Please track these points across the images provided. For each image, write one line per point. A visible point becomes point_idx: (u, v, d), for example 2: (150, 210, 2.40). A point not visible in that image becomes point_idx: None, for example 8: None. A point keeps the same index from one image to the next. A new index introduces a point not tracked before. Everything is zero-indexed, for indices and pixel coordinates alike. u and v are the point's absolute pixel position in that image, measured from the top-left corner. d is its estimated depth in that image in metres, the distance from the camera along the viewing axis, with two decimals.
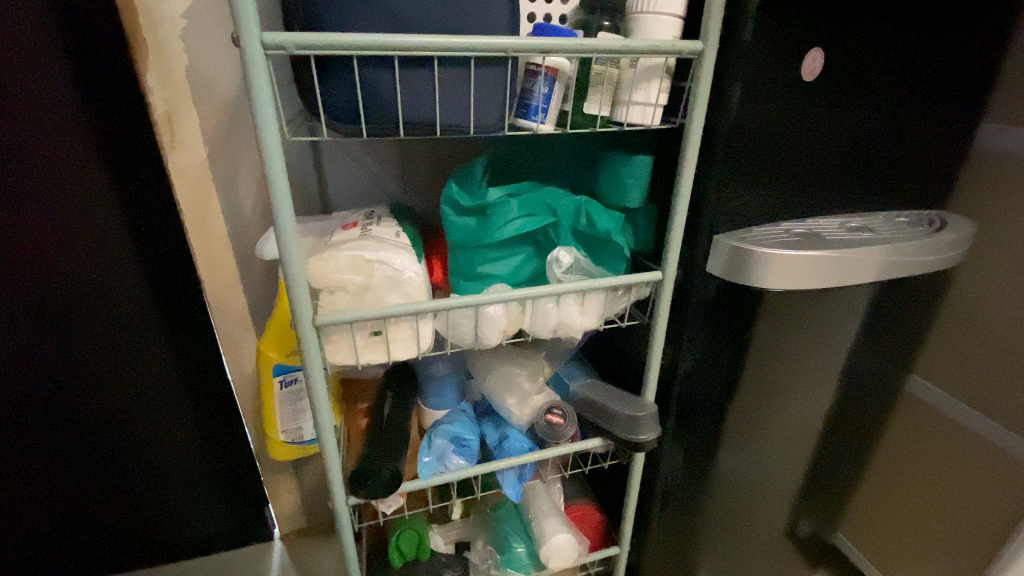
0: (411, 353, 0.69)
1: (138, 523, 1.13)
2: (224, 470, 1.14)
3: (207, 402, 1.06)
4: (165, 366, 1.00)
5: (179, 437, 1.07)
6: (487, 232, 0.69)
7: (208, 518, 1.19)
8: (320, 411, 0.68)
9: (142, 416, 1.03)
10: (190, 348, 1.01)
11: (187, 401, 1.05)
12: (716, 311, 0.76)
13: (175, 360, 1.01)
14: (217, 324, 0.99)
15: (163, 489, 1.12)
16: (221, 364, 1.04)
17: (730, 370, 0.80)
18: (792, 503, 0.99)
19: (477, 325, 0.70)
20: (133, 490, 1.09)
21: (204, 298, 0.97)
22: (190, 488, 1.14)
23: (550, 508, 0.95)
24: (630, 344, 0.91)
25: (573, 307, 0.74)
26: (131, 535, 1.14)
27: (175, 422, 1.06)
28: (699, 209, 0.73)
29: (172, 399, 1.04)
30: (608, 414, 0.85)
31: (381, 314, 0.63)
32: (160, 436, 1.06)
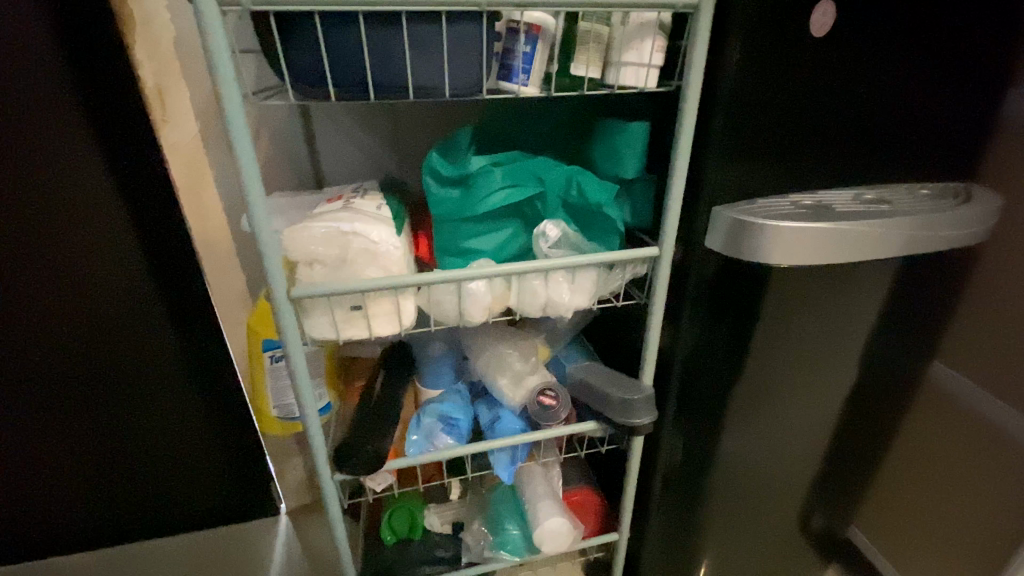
0: (392, 330, 0.68)
1: (150, 494, 1.17)
2: (229, 444, 1.16)
3: (209, 378, 1.07)
4: (168, 342, 1.02)
5: (184, 412, 1.09)
6: (470, 204, 0.66)
7: (216, 492, 1.22)
8: (299, 387, 0.67)
9: (148, 391, 1.05)
10: (190, 325, 1.02)
11: (190, 378, 1.06)
12: (716, 290, 0.72)
13: (176, 336, 1.02)
14: (217, 301, 1.00)
15: (172, 463, 1.14)
16: (222, 340, 1.05)
17: (732, 352, 0.75)
18: (801, 495, 0.94)
19: (460, 301, 0.67)
20: (143, 463, 1.12)
21: (203, 275, 0.98)
22: (198, 463, 1.16)
23: (545, 492, 0.92)
24: (630, 324, 0.88)
25: (562, 284, 0.71)
26: (143, 506, 1.18)
27: (180, 397, 1.08)
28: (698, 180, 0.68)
29: (175, 374, 1.05)
30: (603, 397, 0.82)
31: (357, 289, 0.61)
32: (166, 411, 1.08)
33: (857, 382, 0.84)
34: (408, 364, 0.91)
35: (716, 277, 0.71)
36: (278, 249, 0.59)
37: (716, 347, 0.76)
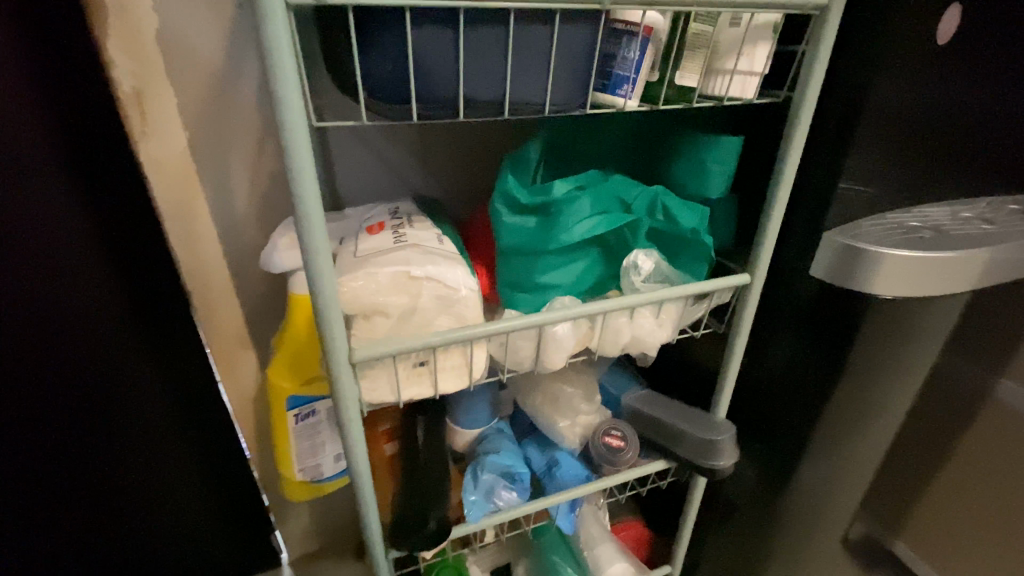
0: (462, 384, 0.58)
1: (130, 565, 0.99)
2: (224, 497, 1.01)
3: (201, 427, 0.92)
4: (153, 391, 0.86)
5: (171, 468, 0.94)
6: (553, 235, 0.56)
7: (210, 550, 1.06)
8: (355, 456, 0.57)
9: (127, 449, 0.88)
10: (182, 370, 0.87)
11: (182, 428, 0.91)
12: (813, 319, 0.67)
13: (164, 383, 0.86)
14: (213, 341, 0.85)
15: (157, 527, 0.98)
16: (217, 384, 0.90)
17: (823, 386, 0.69)
18: (860, 515, 0.90)
19: (541, 348, 0.58)
20: (120, 532, 0.95)
21: (194, 312, 0.83)
22: (188, 521, 1.01)
23: (600, 532, 0.86)
24: (695, 351, 0.81)
25: (647, 319, 0.62)
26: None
27: (168, 452, 0.92)
28: (805, 200, 0.63)
29: (160, 426, 0.89)
30: (674, 435, 0.75)
31: (433, 345, 0.51)
32: (150, 470, 0.92)
33: (926, 403, 0.81)
34: (447, 406, 0.80)
35: (814, 306, 0.66)
36: (338, 303, 0.47)
37: (804, 379, 0.70)
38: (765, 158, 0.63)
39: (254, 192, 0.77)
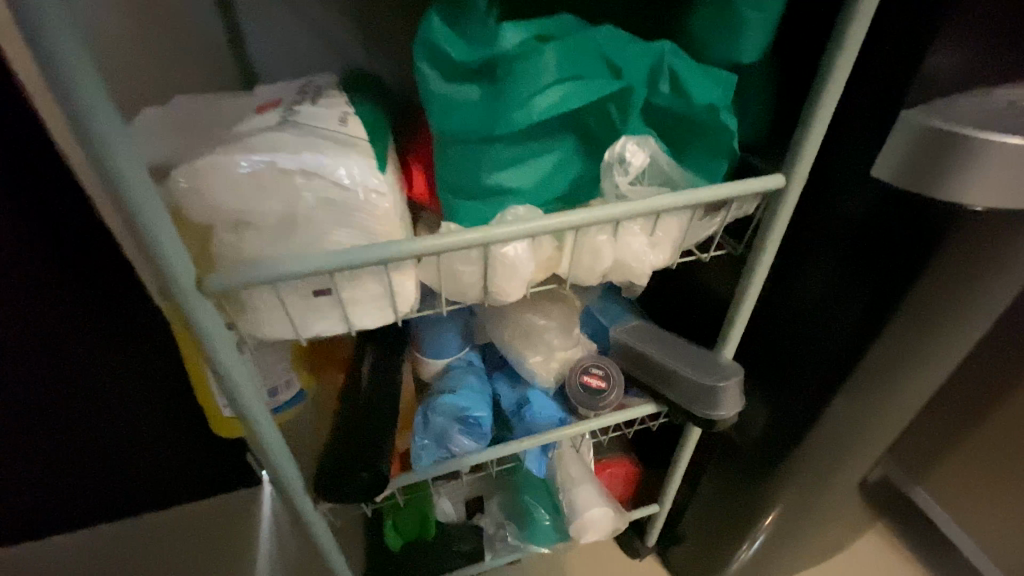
0: (383, 320, 0.44)
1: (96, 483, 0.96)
2: (177, 429, 0.93)
3: (137, 354, 0.82)
4: (74, 313, 0.75)
5: (114, 397, 0.85)
6: (502, 112, 0.38)
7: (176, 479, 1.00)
8: (250, 407, 0.45)
9: (60, 373, 0.80)
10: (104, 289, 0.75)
11: (118, 356, 0.81)
12: (866, 235, 0.51)
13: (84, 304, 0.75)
14: (135, 256, 0.73)
15: (112, 453, 0.92)
16: (151, 303, 0.79)
17: (868, 323, 0.54)
18: (886, 467, 0.78)
19: (487, 273, 0.43)
20: (72, 453, 0.89)
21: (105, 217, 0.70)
22: (147, 451, 0.94)
23: (579, 474, 0.75)
24: (705, 278, 0.65)
25: (638, 237, 0.47)
26: (89, 497, 0.97)
27: (107, 379, 0.83)
28: (876, 66, 0.45)
29: (87, 351, 0.79)
30: (668, 376, 0.63)
31: (321, 271, 0.37)
32: (87, 398, 0.83)
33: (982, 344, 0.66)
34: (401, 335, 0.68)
35: (865, 215, 0.50)
36: (163, 212, 0.33)
37: (841, 314, 0.55)
38: (829, 2, 0.43)
39: (142, 67, 0.59)
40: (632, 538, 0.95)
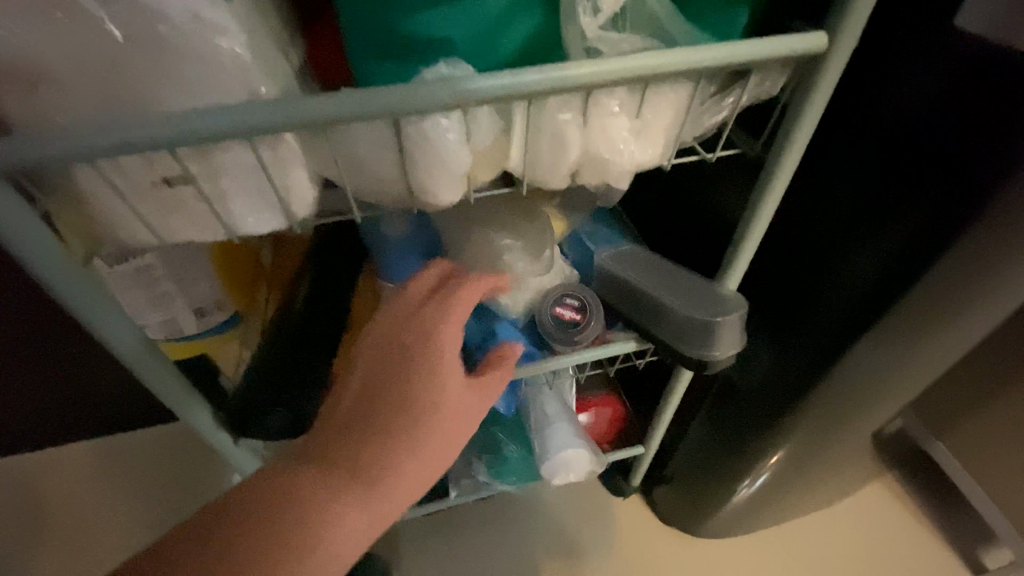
0: (273, 225, 0.34)
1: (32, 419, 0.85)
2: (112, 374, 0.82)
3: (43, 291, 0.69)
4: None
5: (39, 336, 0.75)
6: None
7: (123, 415, 0.89)
8: (100, 325, 0.37)
9: None
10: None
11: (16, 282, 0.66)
12: (932, 134, 0.38)
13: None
14: None
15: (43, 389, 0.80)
16: None
17: (910, 251, 0.42)
18: (902, 414, 0.70)
19: (405, 163, 0.32)
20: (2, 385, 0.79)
21: None
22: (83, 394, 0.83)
23: (555, 412, 0.67)
24: (716, 192, 0.52)
25: (621, 121, 0.34)
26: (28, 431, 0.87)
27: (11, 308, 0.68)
28: None
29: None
30: (654, 312, 0.52)
31: (154, 143, 0.27)
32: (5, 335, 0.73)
33: None
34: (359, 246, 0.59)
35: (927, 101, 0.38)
36: None
37: (874, 241, 0.44)
38: None
39: None
40: (617, 477, 0.87)
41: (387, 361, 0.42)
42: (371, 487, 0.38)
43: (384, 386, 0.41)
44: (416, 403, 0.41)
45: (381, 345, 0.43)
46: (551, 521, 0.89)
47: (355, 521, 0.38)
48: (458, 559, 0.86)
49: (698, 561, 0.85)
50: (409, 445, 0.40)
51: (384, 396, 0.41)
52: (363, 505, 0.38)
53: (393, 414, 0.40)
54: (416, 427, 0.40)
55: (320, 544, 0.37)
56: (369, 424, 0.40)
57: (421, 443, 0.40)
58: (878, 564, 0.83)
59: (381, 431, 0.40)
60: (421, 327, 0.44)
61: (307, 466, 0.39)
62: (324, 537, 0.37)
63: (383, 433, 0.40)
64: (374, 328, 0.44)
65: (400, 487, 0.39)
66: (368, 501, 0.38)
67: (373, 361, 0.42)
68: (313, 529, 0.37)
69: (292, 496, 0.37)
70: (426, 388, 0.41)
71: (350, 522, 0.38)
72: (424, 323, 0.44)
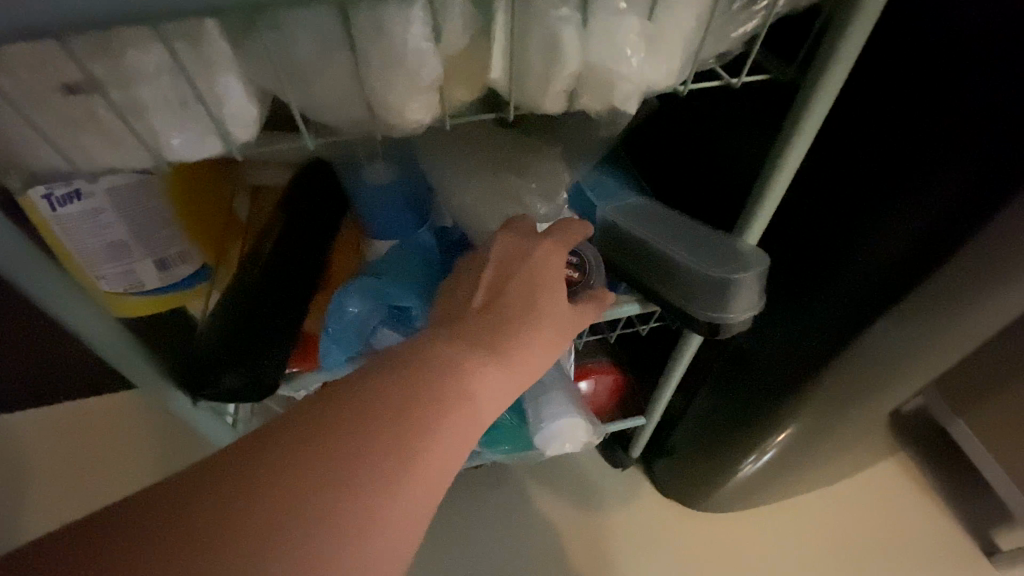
0: (208, 145, 0.29)
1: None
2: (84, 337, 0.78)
3: None
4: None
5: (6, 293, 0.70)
6: None
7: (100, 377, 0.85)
8: (9, 260, 0.34)
9: None
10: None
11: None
12: (980, 90, 0.34)
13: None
14: None
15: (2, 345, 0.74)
16: None
17: (958, 203, 0.36)
18: (925, 391, 0.65)
19: (363, 72, 0.26)
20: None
21: None
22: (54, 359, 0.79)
23: (552, 379, 0.63)
24: (739, 133, 0.46)
25: (631, 26, 0.28)
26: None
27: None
28: None
29: None
30: (660, 268, 0.46)
31: (31, 30, 0.21)
32: None
33: None
34: (336, 196, 0.52)
35: (982, 45, 0.33)
36: None
37: (910, 202, 0.39)
38: None
39: None
40: (615, 448, 0.83)
41: (516, 253, 0.39)
42: (511, 347, 0.35)
43: (515, 269, 0.38)
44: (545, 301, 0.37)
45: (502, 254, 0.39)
46: (545, 490, 0.86)
47: (500, 376, 0.34)
48: (448, 526, 0.84)
49: (697, 536, 0.82)
50: (545, 315, 0.37)
51: (517, 279, 0.38)
52: (506, 363, 0.34)
53: (528, 289, 0.37)
54: (550, 300, 0.38)
55: (474, 393, 0.32)
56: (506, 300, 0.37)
57: (553, 314, 0.38)
58: (885, 544, 0.79)
59: (517, 303, 0.37)
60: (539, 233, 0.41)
61: (437, 334, 0.35)
62: (472, 385, 0.32)
63: (519, 305, 0.37)
64: (500, 230, 0.40)
65: (537, 351, 0.37)
66: (508, 362, 0.35)
67: (500, 248, 0.39)
68: (464, 376, 0.32)
69: (442, 364, 0.32)
70: (555, 272, 0.39)
71: (496, 378, 0.34)
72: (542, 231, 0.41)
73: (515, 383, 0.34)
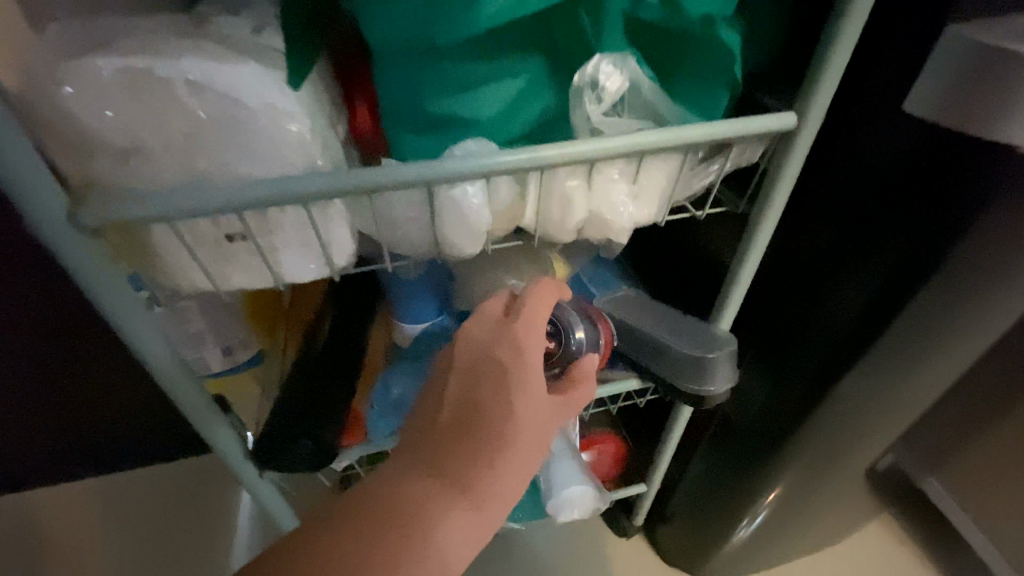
0: (316, 272, 0.38)
1: (54, 445, 0.88)
2: (138, 410, 0.87)
3: (84, 331, 0.74)
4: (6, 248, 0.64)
5: (80, 377, 0.79)
6: (447, 19, 0.31)
7: (149, 445, 0.93)
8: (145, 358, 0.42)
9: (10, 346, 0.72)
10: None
11: (61, 298, 0.70)
12: (886, 209, 0.43)
13: (3, 240, 0.63)
14: None
15: (67, 412, 0.83)
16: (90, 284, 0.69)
17: (881, 290, 0.46)
18: (894, 457, 0.71)
19: (435, 224, 0.37)
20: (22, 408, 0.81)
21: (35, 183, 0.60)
22: (116, 425, 0.88)
23: (562, 449, 0.70)
24: (709, 241, 0.57)
25: (619, 186, 0.39)
26: (44, 457, 0.89)
27: (47, 326, 0.72)
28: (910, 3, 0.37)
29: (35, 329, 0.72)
30: (658, 350, 0.55)
31: (217, 208, 0.31)
32: (45, 374, 0.77)
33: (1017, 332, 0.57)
34: (359, 300, 0.60)
35: (877, 180, 0.43)
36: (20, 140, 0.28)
37: (846, 289, 0.48)
38: None
39: None
40: (620, 516, 0.89)
41: (483, 351, 0.42)
42: (476, 487, 0.38)
43: (481, 377, 0.40)
44: (520, 435, 0.39)
45: (471, 350, 0.42)
46: (554, 558, 0.90)
47: (464, 523, 0.38)
48: None
49: None
50: (526, 445, 0.40)
51: (483, 390, 0.40)
52: (475, 507, 0.38)
53: (502, 419, 0.39)
54: (523, 408, 0.39)
55: (433, 543, 0.37)
56: (476, 427, 0.39)
57: (533, 434, 0.40)
58: None
59: (487, 425, 0.39)
60: (506, 316, 0.44)
61: (412, 462, 0.40)
62: (432, 537, 0.37)
63: (487, 429, 0.39)
64: (469, 323, 0.43)
65: (507, 494, 0.39)
66: (478, 504, 0.38)
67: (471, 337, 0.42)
68: (425, 532, 0.37)
69: (411, 515, 0.38)
70: (526, 370, 0.41)
71: (459, 525, 0.38)
72: (510, 313, 0.44)
73: (477, 525, 0.39)
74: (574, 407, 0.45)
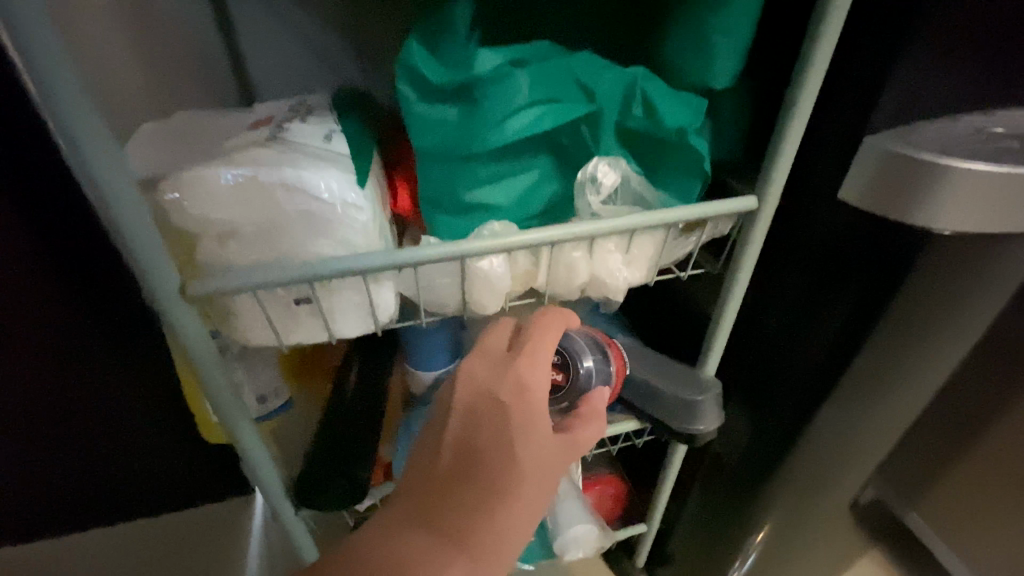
0: (364, 329, 0.46)
1: (70, 501, 0.89)
2: (154, 466, 0.89)
3: (116, 388, 0.78)
4: (45, 309, 0.68)
5: (106, 433, 0.82)
6: (479, 133, 0.40)
7: (162, 500, 0.95)
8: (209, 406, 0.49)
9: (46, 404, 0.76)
10: (87, 282, 0.68)
11: (94, 355, 0.74)
12: (835, 272, 0.52)
13: (56, 305, 0.69)
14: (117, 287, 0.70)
15: (89, 470, 0.86)
16: (128, 343, 0.75)
17: (842, 337, 0.54)
18: (871, 493, 0.77)
19: (465, 287, 0.45)
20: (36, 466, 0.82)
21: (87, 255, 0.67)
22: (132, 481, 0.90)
23: (567, 490, 0.75)
24: (692, 295, 0.66)
25: (613, 254, 0.48)
26: (61, 512, 0.90)
27: (83, 385, 0.76)
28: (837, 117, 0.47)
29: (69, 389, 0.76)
30: (648, 392, 0.62)
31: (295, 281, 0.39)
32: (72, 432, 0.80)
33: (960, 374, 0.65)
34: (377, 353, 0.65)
35: (827, 249, 0.51)
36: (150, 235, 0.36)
37: (810, 338, 0.56)
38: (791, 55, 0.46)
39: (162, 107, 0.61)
40: (621, 556, 0.92)
41: (485, 390, 0.46)
42: (470, 533, 0.42)
43: (483, 415, 0.45)
44: (521, 475, 0.43)
45: (473, 387, 0.47)
46: None
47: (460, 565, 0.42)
48: None
49: None
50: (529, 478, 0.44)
51: (484, 429, 0.44)
52: (470, 552, 0.42)
53: (500, 461, 0.44)
54: (525, 452, 0.44)
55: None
56: (476, 467, 0.43)
57: (534, 471, 0.44)
58: None
59: (493, 464, 0.43)
60: (510, 351, 0.49)
61: (423, 499, 0.44)
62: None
63: (490, 470, 0.43)
64: (475, 353, 0.48)
65: (509, 533, 0.43)
66: (468, 548, 0.42)
67: (475, 378, 0.47)
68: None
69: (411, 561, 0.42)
70: (529, 407, 0.45)
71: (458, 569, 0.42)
72: (514, 347, 0.49)
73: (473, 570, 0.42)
74: (578, 446, 0.49)
